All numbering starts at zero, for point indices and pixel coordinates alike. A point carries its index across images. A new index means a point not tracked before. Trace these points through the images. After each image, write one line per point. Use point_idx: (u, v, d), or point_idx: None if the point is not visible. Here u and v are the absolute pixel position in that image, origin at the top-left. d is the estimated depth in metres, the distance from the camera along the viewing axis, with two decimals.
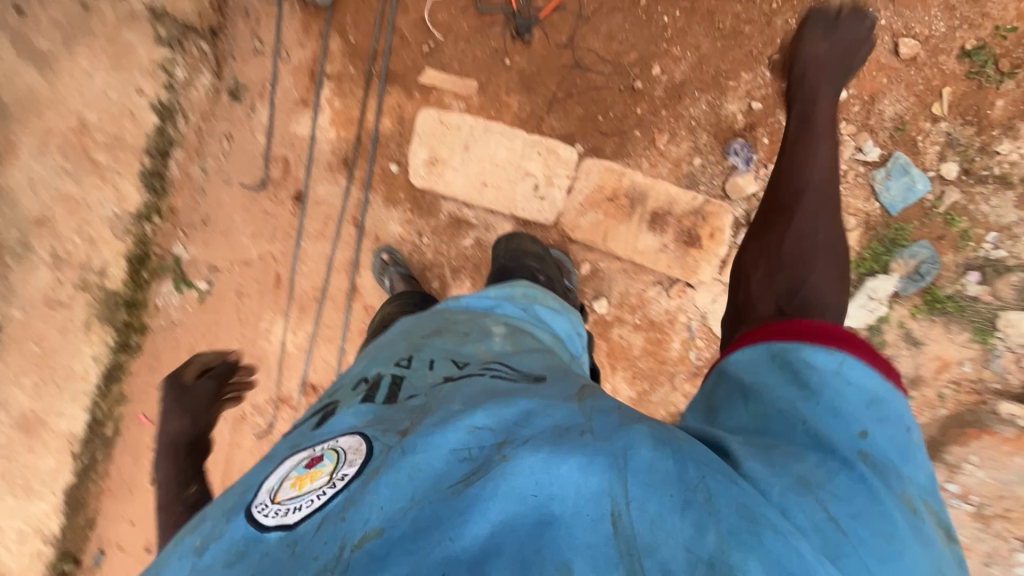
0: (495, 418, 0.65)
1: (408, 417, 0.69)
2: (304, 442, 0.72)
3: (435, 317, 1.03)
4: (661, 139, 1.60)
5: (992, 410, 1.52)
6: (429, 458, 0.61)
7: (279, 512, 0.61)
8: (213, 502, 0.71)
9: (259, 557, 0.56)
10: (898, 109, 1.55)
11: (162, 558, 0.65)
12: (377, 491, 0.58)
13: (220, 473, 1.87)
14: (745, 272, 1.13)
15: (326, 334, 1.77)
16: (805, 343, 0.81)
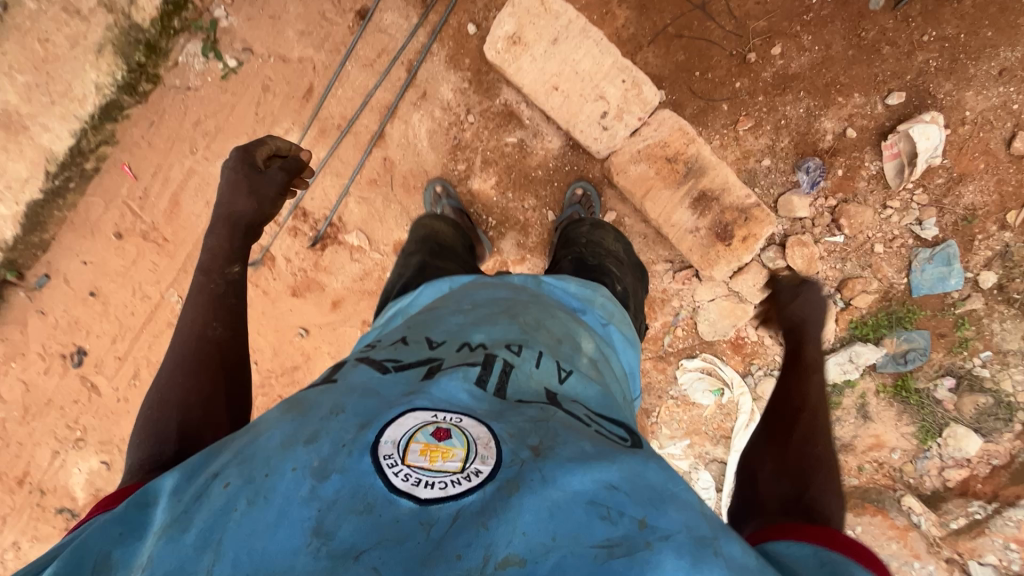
0: (631, 483, 0.67)
1: (538, 432, 0.70)
2: (423, 400, 0.72)
3: (534, 304, 1.03)
4: (743, 124, 1.51)
5: (896, 498, 1.62)
6: (570, 499, 0.62)
7: (407, 476, 0.62)
8: (318, 422, 0.70)
9: (390, 521, 0.58)
10: (975, 200, 1.48)
11: (271, 460, 0.66)
12: (518, 512, 0.60)
13: (184, 254, 1.84)
14: (755, 459, 0.93)
15: (336, 167, 1.70)
16: (858, 561, 0.67)
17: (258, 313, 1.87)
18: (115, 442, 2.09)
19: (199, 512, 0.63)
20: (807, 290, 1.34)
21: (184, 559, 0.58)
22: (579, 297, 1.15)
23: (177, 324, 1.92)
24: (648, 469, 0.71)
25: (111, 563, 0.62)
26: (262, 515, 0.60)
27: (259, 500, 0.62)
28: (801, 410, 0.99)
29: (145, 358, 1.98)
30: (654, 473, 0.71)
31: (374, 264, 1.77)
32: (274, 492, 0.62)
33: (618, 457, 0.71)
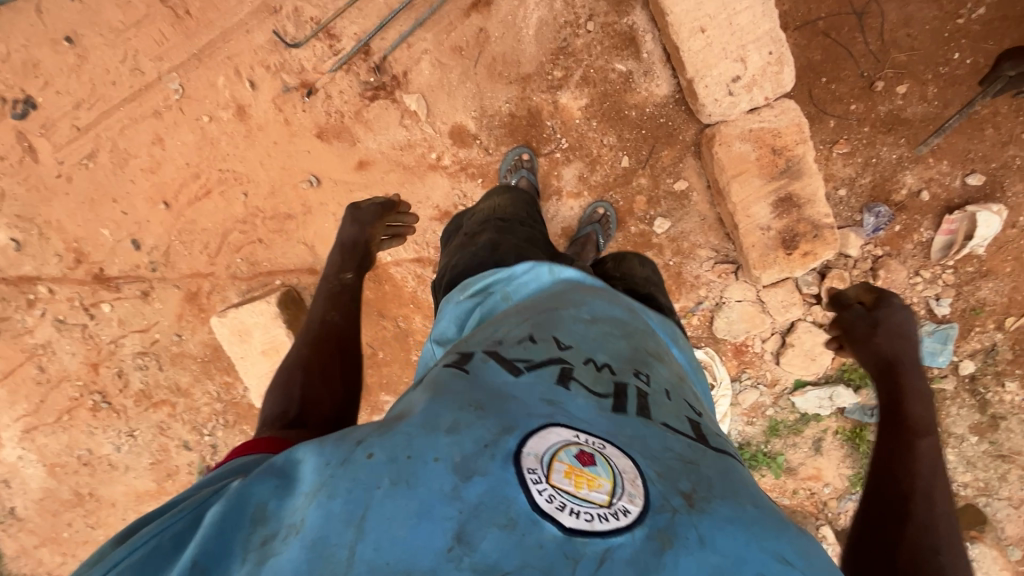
0: (801, 560, 0.58)
1: (687, 477, 0.63)
2: (562, 417, 0.64)
3: (653, 337, 0.93)
4: (839, 146, 1.51)
5: (815, 525, 1.79)
6: (727, 565, 0.54)
7: (551, 497, 0.54)
8: (444, 416, 0.64)
9: (533, 544, 0.51)
10: (990, 297, 1.59)
11: (413, 443, 0.60)
12: (672, 568, 0.52)
13: (205, 40, 1.54)
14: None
15: (423, 16, 1.49)
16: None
17: (269, 140, 1.63)
18: (34, 224, 1.74)
19: (341, 481, 0.58)
20: (886, 310, 1.11)
21: (332, 529, 0.54)
22: (667, 330, 1.04)
23: (165, 116, 1.62)
24: (812, 544, 0.62)
25: (267, 515, 0.59)
26: (397, 504, 0.55)
27: (403, 484, 0.56)
28: (911, 498, 0.83)
29: (109, 141, 1.66)
30: (817, 548, 0.63)
31: (422, 139, 1.59)
32: (419, 482, 0.56)
33: (778, 524, 0.62)
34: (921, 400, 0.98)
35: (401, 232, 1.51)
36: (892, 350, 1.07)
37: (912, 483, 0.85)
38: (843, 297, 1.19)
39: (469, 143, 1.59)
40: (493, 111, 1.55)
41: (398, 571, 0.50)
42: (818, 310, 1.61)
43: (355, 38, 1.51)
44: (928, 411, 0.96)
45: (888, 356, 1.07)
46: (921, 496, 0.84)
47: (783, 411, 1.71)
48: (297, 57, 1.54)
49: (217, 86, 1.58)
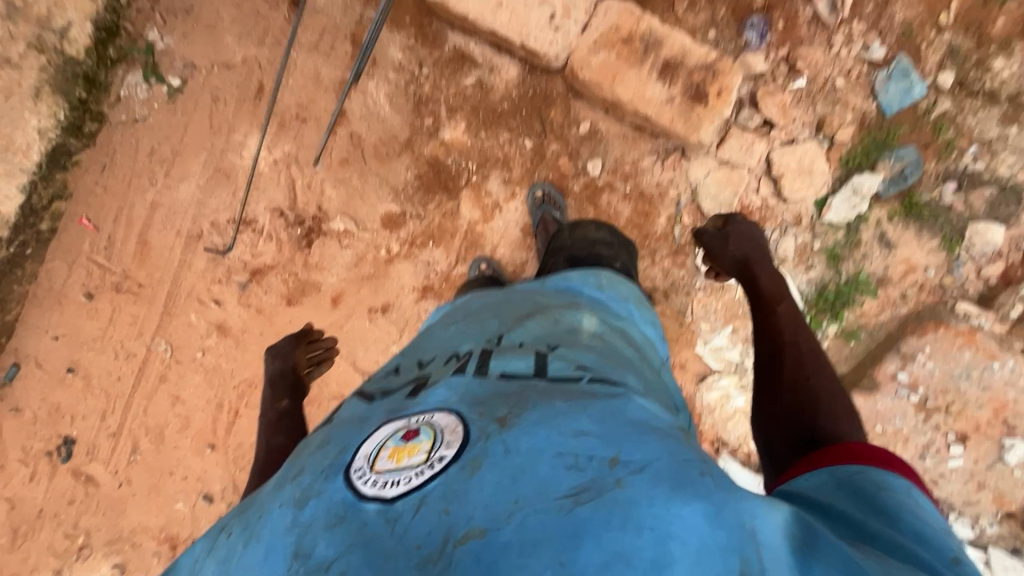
0: (603, 426, 0.64)
1: (507, 403, 0.68)
2: (401, 411, 0.72)
3: (527, 300, 1.03)
4: (680, 5, 1.59)
5: (949, 308, 1.56)
6: (532, 458, 0.59)
7: (377, 482, 0.59)
8: (304, 459, 0.71)
9: (358, 527, 0.56)
10: (908, 15, 1.56)
11: (262, 504, 0.65)
12: (479, 487, 0.57)
13: (165, 296, 1.72)
14: (764, 420, 1.02)
15: (304, 157, 1.66)
16: (869, 464, 0.71)
17: (256, 335, 1.74)
18: (124, 539, 1.82)
19: (207, 565, 0.64)
20: (733, 228, 1.41)
21: None
22: (586, 281, 1.13)
23: (170, 374, 1.76)
24: (627, 407, 0.70)
25: None
26: (253, 552, 0.59)
27: (252, 539, 0.61)
28: (784, 347, 1.11)
29: (141, 426, 1.78)
30: (635, 410, 0.70)
31: (366, 245, 1.69)
32: (262, 529, 0.61)
33: (590, 405, 0.68)
34: (771, 276, 1.30)
35: None
36: (734, 233, 1.40)
37: (781, 332, 1.14)
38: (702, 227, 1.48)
39: (402, 222, 1.68)
40: (403, 184, 1.67)
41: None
42: (778, 132, 1.59)
43: (267, 211, 1.68)
44: (774, 282, 1.28)
45: (735, 238, 1.39)
46: (789, 343, 1.11)
47: (828, 235, 1.61)
48: (235, 256, 1.70)
49: (192, 323, 1.73)
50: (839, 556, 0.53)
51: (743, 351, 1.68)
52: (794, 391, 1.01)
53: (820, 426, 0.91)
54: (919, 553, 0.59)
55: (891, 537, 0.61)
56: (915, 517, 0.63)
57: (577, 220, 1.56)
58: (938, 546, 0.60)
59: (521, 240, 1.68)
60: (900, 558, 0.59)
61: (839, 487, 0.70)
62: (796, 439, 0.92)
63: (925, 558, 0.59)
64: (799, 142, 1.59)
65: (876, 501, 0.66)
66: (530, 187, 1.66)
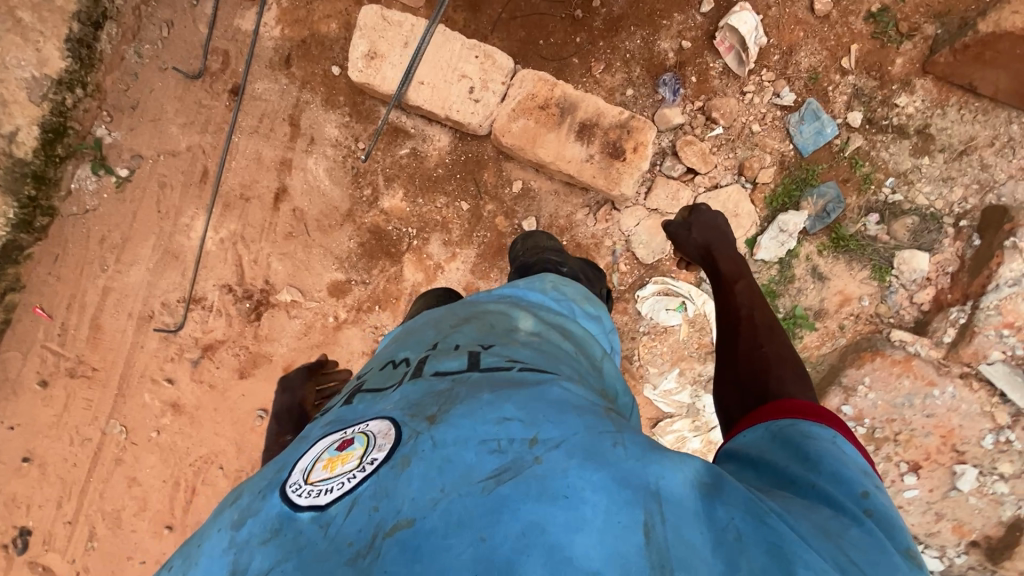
0: (528, 409, 0.60)
1: (438, 401, 0.64)
2: (337, 424, 0.68)
3: (467, 305, 0.95)
4: (597, 67, 1.68)
5: (886, 337, 1.59)
6: (458, 446, 0.56)
7: (311, 492, 0.56)
8: (242, 485, 0.65)
9: (293, 537, 0.52)
10: (812, 61, 1.65)
11: (202, 533, 0.60)
12: (407, 480, 0.53)
13: (118, 378, 1.74)
14: (721, 388, 1.04)
15: (250, 235, 1.72)
16: (798, 417, 0.75)
17: (210, 411, 1.75)
18: None
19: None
20: (698, 218, 1.36)
21: None
22: (532, 286, 1.06)
23: (125, 457, 1.76)
24: (551, 389, 0.66)
25: None
26: None
27: (189, 569, 0.56)
28: (741, 317, 1.14)
29: (97, 511, 1.77)
30: (559, 392, 0.66)
31: (314, 315, 1.73)
32: (201, 556, 0.56)
33: (515, 392, 0.64)
34: (732, 260, 1.28)
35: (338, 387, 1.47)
36: (701, 221, 1.35)
37: (737, 308, 1.17)
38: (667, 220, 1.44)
39: (348, 289, 1.72)
40: (346, 253, 1.72)
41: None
42: (701, 178, 1.66)
43: (216, 288, 1.72)
44: (734, 264, 1.27)
45: (699, 227, 1.35)
46: (745, 314, 1.15)
47: (761, 272, 1.65)
48: (186, 334, 1.73)
49: (146, 403, 1.75)
50: (739, 495, 0.56)
51: (693, 393, 1.68)
52: (748, 361, 1.03)
53: (770, 384, 0.93)
54: (828, 489, 0.62)
55: (805, 478, 0.64)
56: (833, 458, 0.66)
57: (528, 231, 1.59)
58: (848, 482, 0.63)
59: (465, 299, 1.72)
60: (809, 496, 0.62)
61: (772, 440, 0.73)
62: (749, 401, 0.93)
63: (831, 492, 0.62)
64: (723, 186, 1.66)
65: (799, 447, 0.69)
66: (471, 244, 1.71)
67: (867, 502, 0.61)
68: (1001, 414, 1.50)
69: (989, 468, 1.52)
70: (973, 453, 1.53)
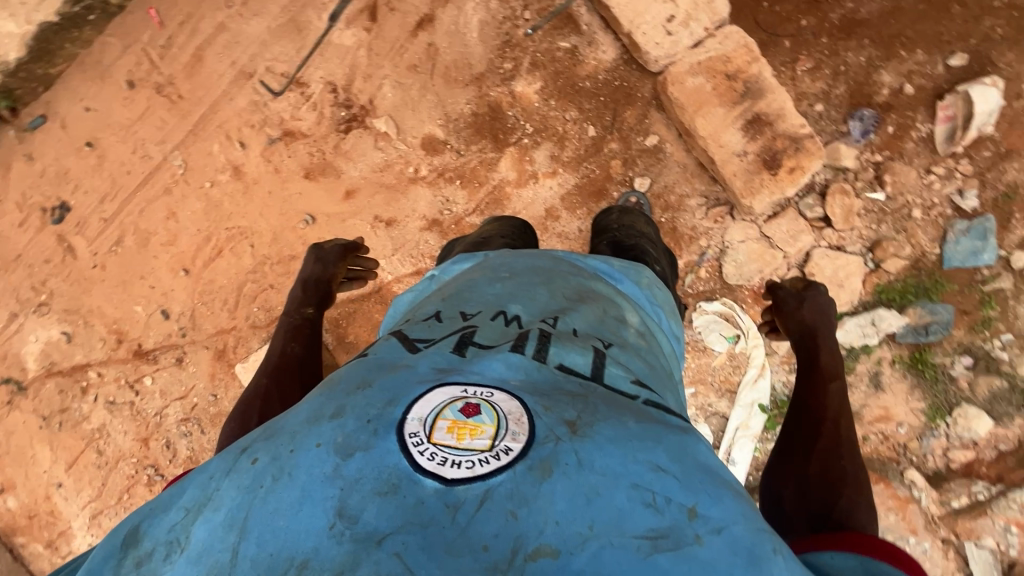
0: (680, 467, 0.58)
1: (577, 406, 0.62)
2: (456, 374, 0.63)
3: (577, 274, 0.90)
4: (802, 64, 1.49)
5: (899, 470, 1.55)
6: (609, 483, 0.54)
7: (435, 457, 0.54)
8: (342, 395, 0.64)
9: (415, 504, 0.52)
10: (1020, 178, 1.46)
11: (295, 436, 0.60)
12: (550, 498, 0.52)
13: (197, 116, 1.73)
14: (780, 472, 0.98)
15: (377, 47, 1.63)
16: (902, 570, 0.65)
17: (264, 191, 1.76)
18: (81, 314, 1.90)
19: (226, 488, 0.57)
20: (813, 296, 1.21)
21: (214, 539, 0.53)
22: (628, 274, 0.99)
23: (174, 191, 1.80)
24: (697, 448, 0.63)
25: (140, 535, 0.57)
26: (283, 494, 0.54)
27: (282, 477, 0.56)
28: (823, 421, 1.02)
29: (132, 224, 1.84)
30: (705, 454, 0.63)
31: (397, 157, 1.68)
32: (297, 469, 0.56)
33: (663, 436, 0.62)
34: (834, 357, 1.15)
35: (364, 275, 1.49)
36: (814, 297, 1.21)
37: (825, 408, 1.04)
38: (777, 282, 1.30)
39: (441, 150, 1.66)
40: (457, 114, 1.64)
41: (282, 560, 0.50)
42: (831, 233, 1.53)
43: (321, 81, 1.67)
44: (834, 361, 1.14)
45: (811, 302, 1.21)
46: (830, 419, 1.03)
47: None
48: (275, 110, 1.70)
49: (213, 154, 1.76)
50: None
51: (692, 417, 1.67)
52: (819, 465, 0.95)
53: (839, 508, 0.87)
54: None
55: None
56: None
57: (628, 207, 1.52)
58: None
59: (541, 220, 1.64)
60: None
61: None
62: (811, 505, 0.90)
63: None
64: (845, 252, 1.53)
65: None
66: (577, 169, 1.61)
67: None
68: None
69: None
70: None
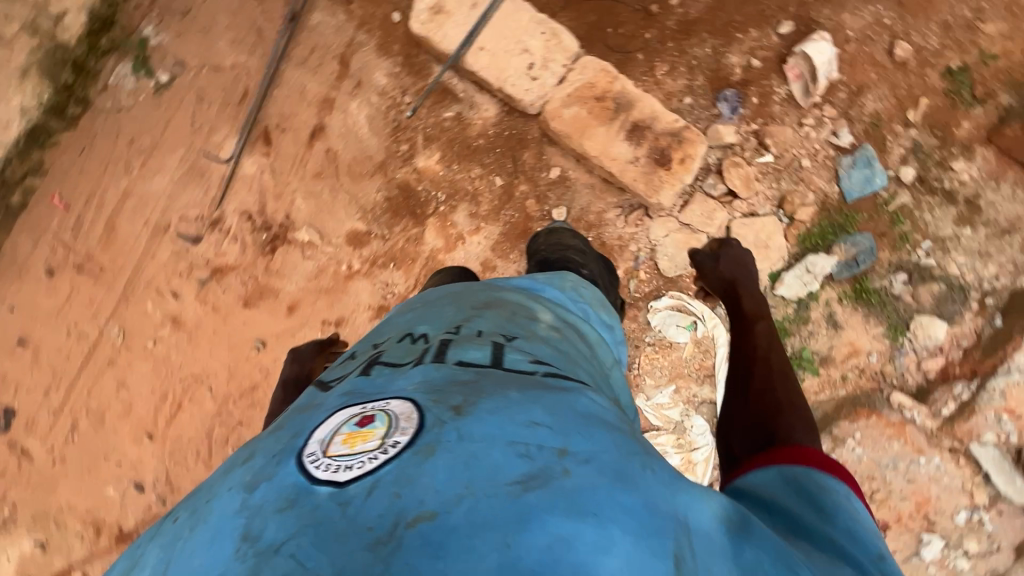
0: (556, 418, 0.60)
1: (463, 390, 0.63)
2: (355, 396, 0.66)
3: (486, 288, 0.95)
4: (660, 69, 1.64)
5: (885, 397, 1.60)
6: (486, 443, 0.55)
7: (331, 467, 0.55)
8: (257, 443, 0.65)
9: (310, 510, 0.51)
10: (878, 107, 1.61)
11: (212, 488, 0.60)
12: (432, 470, 0.52)
13: (124, 281, 1.74)
14: (729, 428, 0.97)
15: (280, 167, 1.70)
16: (813, 467, 0.73)
17: (208, 332, 1.76)
18: (50, 516, 1.80)
19: (151, 550, 0.57)
20: (727, 250, 1.38)
21: None
22: (550, 281, 1.04)
23: (118, 360, 1.77)
24: (578, 401, 0.66)
25: None
26: (194, 544, 0.53)
27: (200, 524, 0.55)
28: (754, 360, 1.10)
29: (83, 407, 1.79)
30: (586, 405, 0.66)
31: (328, 259, 1.72)
32: (210, 513, 0.55)
33: (544, 396, 0.64)
34: (755, 299, 1.27)
35: None
36: (729, 255, 1.36)
37: (756, 345, 1.14)
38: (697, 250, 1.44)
39: (367, 241, 1.71)
40: (372, 204, 1.70)
41: None
42: (740, 203, 1.63)
43: (236, 213, 1.72)
44: (758, 303, 1.25)
45: (726, 259, 1.34)
46: (761, 356, 1.11)
47: (778, 307, 1.64)
48: (199, 253, 1.73)
49: (148, 312, 1.75)
50: (769, 542, 0.57)
51: (683, 412, 1.69)
52: (758, 402, 0.98)
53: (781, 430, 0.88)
54: (846, 545, 0.62)
55: (821, 529, 0.63)
56: (848, 515, 0.65)
57: (557, 227, 1.56)
58: (865, 543, 0.62)
59: (480, 275, 1.70)
60: (830, 551, 0.61)
61: (784, 485, 0.72)
62: (759, 441, 0.88)
63: (847, 548, 0.61)
64: (759, 216, 1.63)
65: (815, 497, 0.68)
66: (498, 218, 1.69)
67: (883, 565, 0.60)
68: (981, 494, 1.54)
69: (955, 542, 1.54)
70: (943, 524, 1.55)
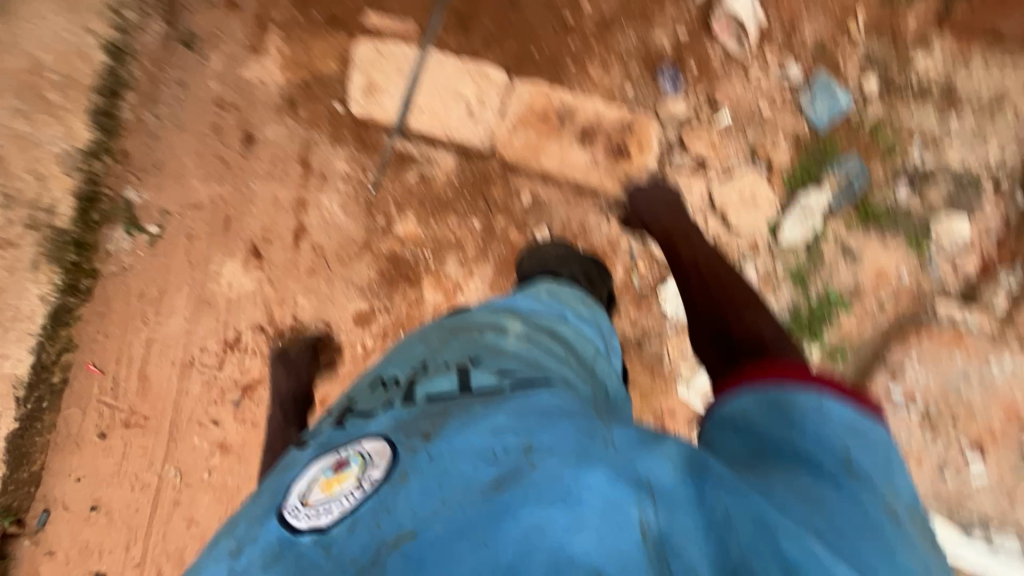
0: (518, 420, 0.66)
1: (431, 418, 0.69)
2: (327, 449, 0.71)
3: (451, 316, 0.98)
4: (594, 69, 1.66)
5: (930, 311, 1.52)
6: (456, 459, 0.62)
7: (311, 515, 0.61)
8: (240, 509, 0.71)
9: (296, 559, 0.57)
10: (818, 32, 1.59)
11: (198, 563, 0.65)
12: (410, 495, 0.59)
13: (168, 423, 1.83)
14: (708, 347, 1.17)
15: (276, 275, 1.79)
16: (791, 381, 0.83)
17: (254, 449, 1.81)
18: None
19: None
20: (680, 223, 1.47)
21: None
22: (522, 293, 1.06)
23: (182, 499, 1.83)
24: (537, 400, 0.70)
25: None
26: None
27: None
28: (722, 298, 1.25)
29: (163, 553, 1.84)
30: (547, 400, 0.71)
31: (343, 346, 1.77)
32: None
33: (507, 405, 0.69)
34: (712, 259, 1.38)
35: None
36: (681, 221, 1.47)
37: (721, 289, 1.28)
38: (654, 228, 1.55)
39: (373, 318, 1.76)
40: (367, 282, 1.76)
41: None
42: (714, 167, 1.62)
43: (249, 329, 1.80)
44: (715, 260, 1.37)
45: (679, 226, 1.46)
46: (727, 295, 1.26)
47: (789, 256, 1.57)
48: (226, 376, 1.81)
49: (196, 445, 1.83)
50: (725, 485, 0.64)
51: None
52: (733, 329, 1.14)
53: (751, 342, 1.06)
54: (811, 453, 0.73)
55: (791, 445, 0.75)
56: (816, 423, 0.76)
57: (539, 245, 1.52)
58: (831, 446, 0.73)
59: None
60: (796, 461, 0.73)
61: (762, 404, 0.81)
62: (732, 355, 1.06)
63: (815, 459, 0.73)
64: (737, 175, 1.60)
65: (787, 414, 0.78)
66: (487, 256, 1.71)
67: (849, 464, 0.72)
68: None
69: None
70: None
